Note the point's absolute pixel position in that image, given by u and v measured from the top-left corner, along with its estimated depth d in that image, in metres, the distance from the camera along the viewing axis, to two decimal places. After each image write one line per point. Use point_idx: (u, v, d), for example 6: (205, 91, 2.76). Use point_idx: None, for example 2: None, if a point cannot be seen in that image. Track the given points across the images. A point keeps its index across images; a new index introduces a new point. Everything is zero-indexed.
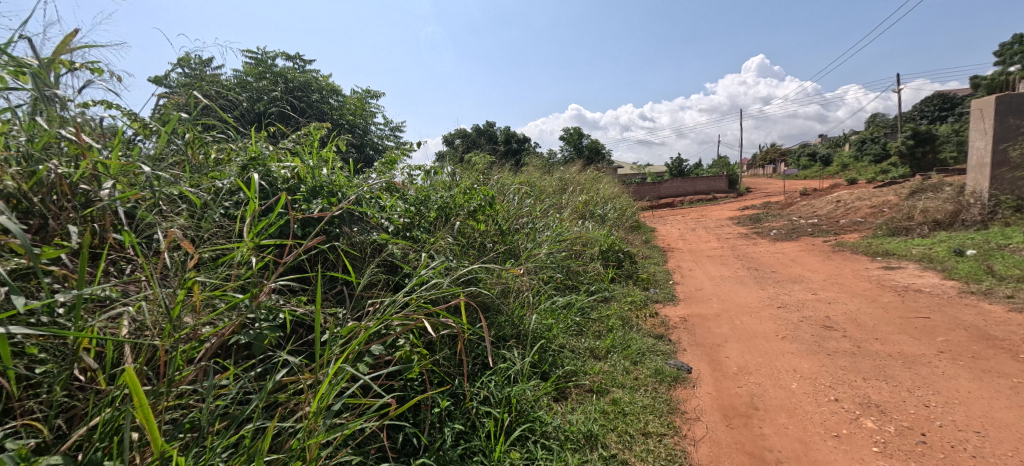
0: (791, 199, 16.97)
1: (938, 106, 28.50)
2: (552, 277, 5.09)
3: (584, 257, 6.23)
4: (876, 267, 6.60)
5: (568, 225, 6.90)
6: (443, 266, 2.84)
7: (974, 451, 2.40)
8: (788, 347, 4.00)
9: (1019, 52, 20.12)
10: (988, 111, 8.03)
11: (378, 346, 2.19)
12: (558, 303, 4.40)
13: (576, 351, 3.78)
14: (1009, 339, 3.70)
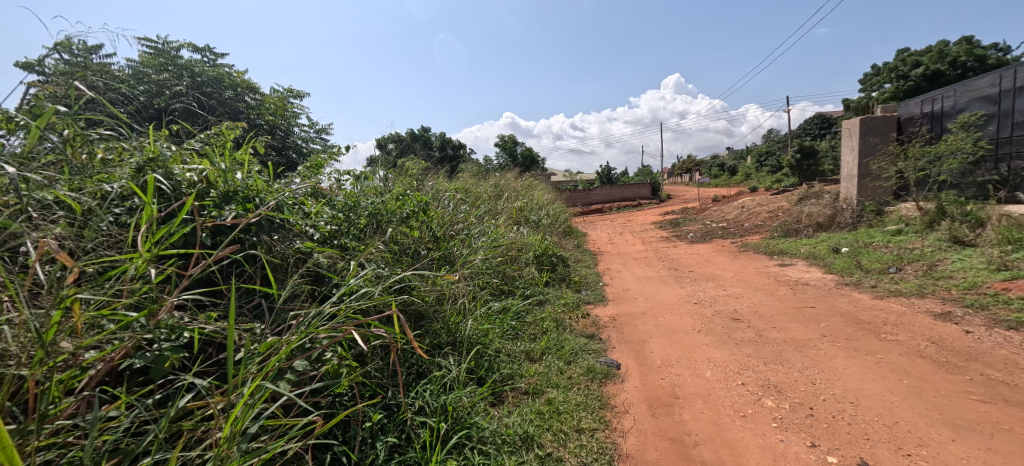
0: (704, 205, 18.63)
1: (818, 125, 32.94)
2: (489, 283, 5.14)
3: (519, 262, 6.36)
4: (773, 265, 7.47)
5: (503, 230, 7.00)
6: (373, 275, 2.75)
7: (849, 418, 2.82)
8: (703, 339, 4.40)
9: (876, 81, 23.86)
10: (855, 130, 9.45)
11: (301, 362, 2.04)
12: (493, 308, 4.45)
13: (513, 355, 3.86)
14: (873, 322, 4.38)
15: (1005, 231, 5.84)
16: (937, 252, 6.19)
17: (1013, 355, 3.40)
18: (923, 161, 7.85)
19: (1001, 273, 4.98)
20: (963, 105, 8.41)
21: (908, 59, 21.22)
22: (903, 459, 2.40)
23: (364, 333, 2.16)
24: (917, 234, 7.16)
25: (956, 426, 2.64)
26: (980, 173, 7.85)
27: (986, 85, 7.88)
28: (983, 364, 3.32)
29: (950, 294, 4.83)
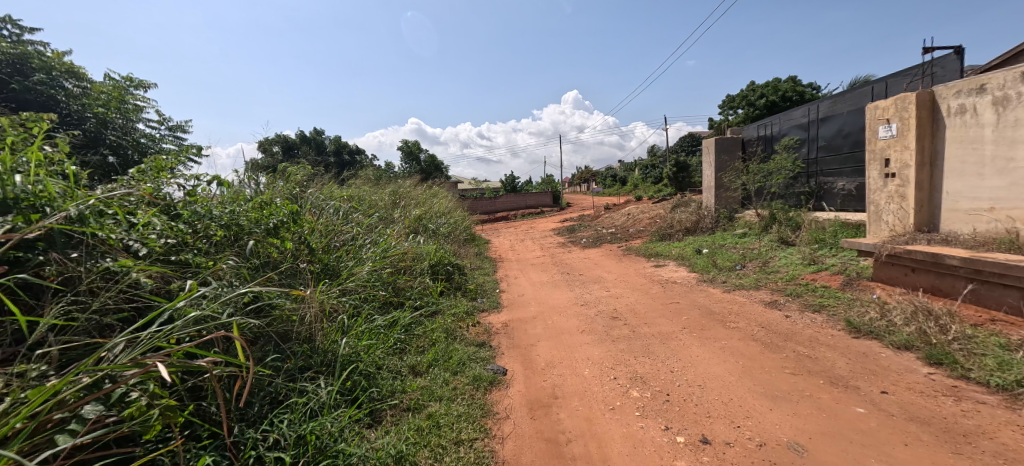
0: (598, 213, 20.07)
1: (689, 144, 37.65)
2: (376, 296, 4.86)
3: (411, 273, 6.14)
4: (649, 266, 8.29)
5: (397, 240, 6.73)
6: (209, 292, 2.49)
7: (697, 399, 3.20)
8: (585, 339, 4.68)
9: (729, 107, 28.04)
10: (711, 149, 10.98)
11: (93, 405, 1.76)
12: (378, 323, 4.22)
13: (398, 371, 3.68)
14: (722, 313, 5.05)
15: (814, 233, 7.18)
16: (769, 251, 7.39)
17: (815, 333, 4.14)
18: (759, 176, 9.36)
19: (811, 266, 6.09)
20: (784, 131, 10.16)
21: (754, 91, 25.26)
22: (733, 430, 2.75)
23: (179, 364, 1.89)
24: (756, 236, 8.51)
25: (774, 396, 3.11)
26: (797, 186, 9.51)
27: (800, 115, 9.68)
28: (797, 342, 3.99)
29: (778, 286, 5.77)
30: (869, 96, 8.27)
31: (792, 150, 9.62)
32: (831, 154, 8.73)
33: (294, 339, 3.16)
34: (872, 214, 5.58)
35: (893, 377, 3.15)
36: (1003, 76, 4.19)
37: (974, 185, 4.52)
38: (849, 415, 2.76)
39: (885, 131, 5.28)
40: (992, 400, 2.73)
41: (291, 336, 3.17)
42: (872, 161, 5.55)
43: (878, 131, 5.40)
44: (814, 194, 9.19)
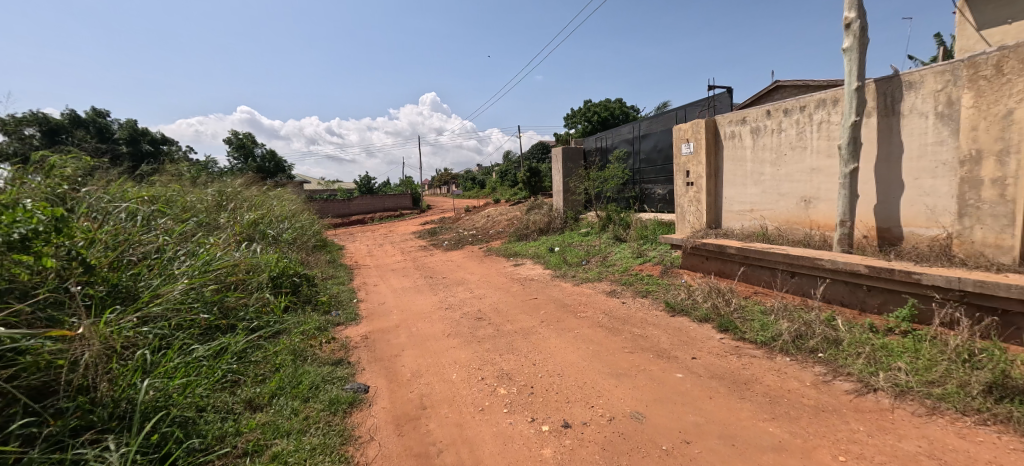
0: (459, 215, 20.42)
1: (539, 152, 40.82)
2: (195, 320, 4.05)
3: (242, 289, 5.23)
4: (509, 265, 8.79)
5: (225, 250, 5.74)
6: None
7: (555, 388, 3.55)
8: (451, 343, 4.74)
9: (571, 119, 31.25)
10: (558, 157, 12.13)
11: None
12: (199, 354, 3.56)
13: (228, 410, 3.21)
14: (573, 305, 5.66)
15: (639, 230, 8.50)
16: (607, 247, 8.50)
17: (644, 315, 4.95)
18: (597, 183, 10.75)
19: (639, 259, 7.23)
20: (614, 144, 11.74)
21: (591, 108, 28.66)
22: (589, 410, 3.14)
23: None
24: (597, 234, 9.71)
25: (618, 374, 3.64)
26: (625, 191, 11.10)
27: (626, 132, 11.30)
28: (632, 324, 4.71)
29: (615, 277, 6.70)
30: (673, 119, 10.07)
31: (621, 161, 11.17)
32: (649, 166, 10.40)
33: (63, 392, 2.53)
34: (679, 214, 6.86)
35: (699, 346, 3.96)
36: (757, 111, 5.55)
37: (741, 192, 5.91)
38: (673, 381, 3.37)
39: (687, 148, 6.55)
40: (759, 354, 3.63)
41: (57, 388, 2.54)
42: (678, 172, 6.83)
43: (681, 148, 6.69)
44: (638, 198, 10.86)
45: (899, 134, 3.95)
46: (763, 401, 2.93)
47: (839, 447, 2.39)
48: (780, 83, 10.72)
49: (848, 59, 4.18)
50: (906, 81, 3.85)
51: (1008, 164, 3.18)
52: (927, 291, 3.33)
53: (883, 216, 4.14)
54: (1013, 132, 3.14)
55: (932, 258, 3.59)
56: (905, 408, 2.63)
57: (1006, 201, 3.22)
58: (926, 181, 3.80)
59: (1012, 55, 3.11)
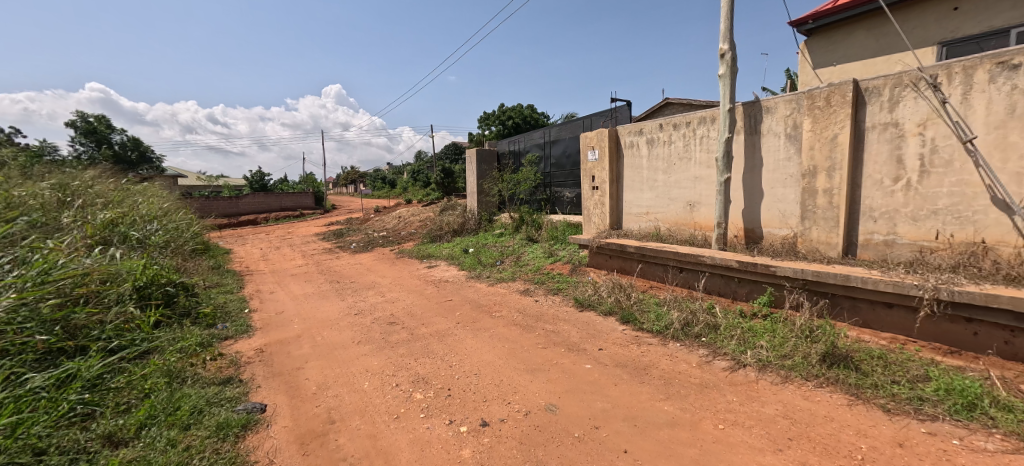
0: (368, 215, 19.57)
1: (452, 153, 40.59)
2: (27, 343, 3.29)
3: (96, 303, 4.27)
4: (422, 267, 8.66)
5: (71, 255, 4.68)
6: None
7: (472, 388, 3.55)
8: (361, 350, 4.53)
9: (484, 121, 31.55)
10: (473, 158, 12.26)
11: None
12: (34, 385, 2.89)
13: (78, 450, 2.64)
14: (488, 305, 5.79)
15: (550, 231, 8.94)
16: (520, 248, 8.81)
17: (555, 311, 5.26)
18: (510, 185, 11.29)
19: (550, 258, 7.61)
20: (526, 148, 12.13)
21: (503, 111, 29.25)
22: (506, 407, 3.20)
23: None
24: (510, 235, 10.01)
25: (532, 369, 3.81)
26: (537, 194, 11.55)
27: (537, 137, 11.74)
28: (544, 321, 4.97)
29: (528, 276, 6.99)
30: (581, 128, 10.71)
31: (532, 165, 11.58)
32: (558, 170, 10.91)
33: None
34: (585, 216, 7.36)
35: (604, 337, 4.33)
36: (651, 124, 6.19)
37: (639, 196, 6.53)
38: (582, 372, 3.66)
39: (593, 155, 7.07)
40: (654, 342, 4.08)
41: None
42: (585, 176, 7.33)
43: (587, 155, 7.20)
44: (549, 200, 11.36)
45: (760, 150, 4.70)
46: (659, 384, 3.32)
47: (719, 417, 2.81)
48: (670, 101, 11.89)
49: (723, 84, 4.86)
50: (765, 106, 4.60)
51: (835, 177, 3.97)
52: (781, 280, 4.01)
53: (749, 219, 4.88)
54: (837, 152, 3.93)
55: (784, 254, 4.34)
56: (766, 379, 3.17)
57: (833, 207, 4.00)
58: (779, 190, 4.58)
59: (836, 91, 3.90)
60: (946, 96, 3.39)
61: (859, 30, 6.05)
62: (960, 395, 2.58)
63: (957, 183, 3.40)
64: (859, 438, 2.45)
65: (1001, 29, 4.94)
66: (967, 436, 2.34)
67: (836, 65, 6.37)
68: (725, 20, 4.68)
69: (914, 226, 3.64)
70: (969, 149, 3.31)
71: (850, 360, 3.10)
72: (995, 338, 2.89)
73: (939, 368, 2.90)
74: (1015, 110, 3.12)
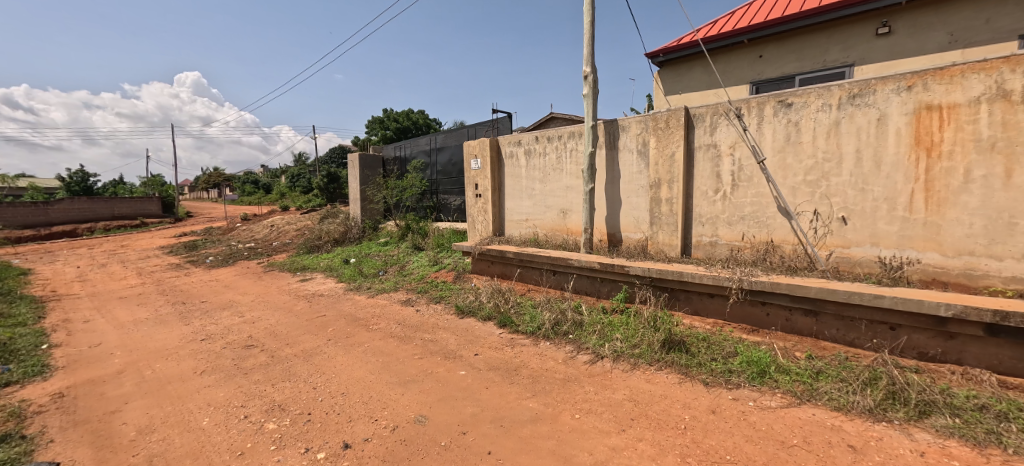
0: (233, 224, 17.27)
1: (336, 156, 37.84)
2: None
3: None
4: (294, 281, 7.91)
5: None
6: None
7: (337, 409, 3.29)
8: (205, 380, 3.94)
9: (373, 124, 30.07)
10: (356, 163, 11.70)
11: None
12: None
13: None
14: (365, 318, 5.48)
15: (435, 239, 8.80)
16: (404, 257, 8.56)
17: (436, 320, 5.22)
18: (395, 191, 10.97)
19: (434, 267, 7.53)
20: (413, 154, 11.74)
21: (392, 116, 28.25)
22: (372, 425, 3.02)
23: None
24: (395, 244, 9.65)
25: (405, 382, 3.68)
26: (424, 200, 11.13)
27: (424, 143, 11.55)
28: (423, 331, 4.89)
29: (411, 285, 6.81)
30: (466, 136, 10.80)
31: (419, 171, 11.31)
32: (444, 177, 10.75)
33: None
34: (470, 223, 7.47)
35: (481, 343, 4.42)
36: (528, 136, 6.52)
37: (518, 204, 6.81)
38: (456, 378, 3.68)
39: (475, 163, 7.21)
40: (528, 342, 4.30)
41: None
42: (468, 184, 7.44)
43: (471, 163, 7.32)
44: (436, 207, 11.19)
45: (618, 164, 5.28)
46: (527, 382, 3.50)
47: (577, 407, 3.08)
48: (554, 115, 12.62)
49: (587, 103, 5.35)
50: (621, 125, 5.19)
51: (674, 189, 4.65)
52: (634, 278, 4.54)
53: (611, 225, 5.43)
54: (674, 168, 4.61)
55: (638, 255, 4.94)
56: (618, 368, 3.56)
57: (673, 214, 4.68)
58: (633, 199, 5.18)
59: (672, 116, 4.58)
60: (746, 124, 4.20)
61: (696, 67, 7.15)
62: (756, 365, 3.20)
63: (756, 195, 4.21)
64: (684, 410, 2.89)
65: (790, 75, 6.26)
66: (759, 398, 2.92)
67: (680, 93, 7.42)
68: (587, 45, 5.17)
69: (729, 229, 4.42)
70: (762, 168, 4.14)
71: (683, 344, 3.64)
72: (781, 317, 3.63)
73: (744, 344, 3.56)
74: (790, 138, 3.97)
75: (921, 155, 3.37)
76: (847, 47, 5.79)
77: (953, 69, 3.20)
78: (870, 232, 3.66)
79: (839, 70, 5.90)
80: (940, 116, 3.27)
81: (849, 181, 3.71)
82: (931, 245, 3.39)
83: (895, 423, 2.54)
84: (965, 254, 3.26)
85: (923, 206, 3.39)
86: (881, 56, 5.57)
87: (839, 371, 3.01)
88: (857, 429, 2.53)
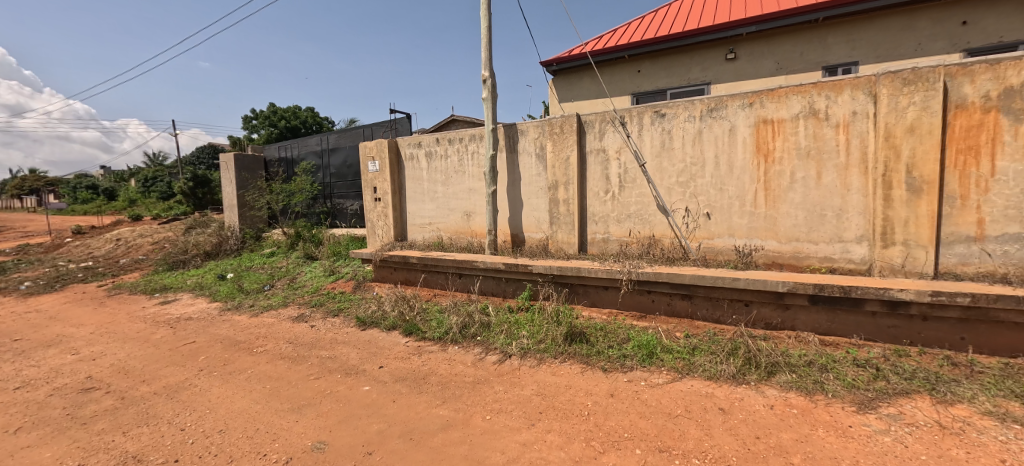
0: (61, 238, 14.06)
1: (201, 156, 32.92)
2: None
3: None
4: (151, 305, 6.69)
5: None
6: None
7: (215, 449, 2.88)
8: (24, 439, 3.15)
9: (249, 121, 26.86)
10: (231, 165, 10.31)
11: None
12: None
13: None
14: (248, 341, 4.86)
15: (331, 246, 8.12)
16: (296, 268, 7.79)
17: (335, 335, 4.85)
18: (281, 196, 9.86)
19: (330, 277, 6.99)
20: (300, 156, 10.57)
21: (271, 113, 25.49)
22: (260, 462, 2.70)
23: None
24: (283, 255, 8.69)
25: (298, 406, 3.35)
26: (316, 206, 10.28)
27: (314, 142, 10.37)
28: (320, 348, 4.50)
29: (304, 299, 6.22)
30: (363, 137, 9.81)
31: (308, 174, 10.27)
32: (339, 181, 9.86)
33: None
34: (369, 229, 7.09)
35: (386, 354, 4.22)
36: (429, 138, 6.38)
37: (420, 207, 6.63)
38: (359, 395, 3.46)
39: (373, 165, 6.86)
40: (435, 349, 4.22)
41: None
42: (366, 187, 7.05)
43: (368, 165, 6.94)
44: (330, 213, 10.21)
45: (518, 167, 5.46)
46: (436, 390, 3.45)
47: (487, 408, 3.12)
48: (457, 118, 12.47)
49: (486, 106, 5.43)
50: (520, 129, 5.37)
51: (570, 190, 4.96)
52: (536, 276, 4.74)
53: (513, 226, 5.59)
54: (570, 170, 4.93)
55: (539, 255, 5.17)
56: (526, 364, 3.69)
57: (570, 214, 5.00)
58: (533, 201, 5.40)
59: (566, 122, 4.91)
60: (629, 131, 4.66)
61: (586, 77, 7.70)
62: (645, 348, 3.57)
63: (639, 195, 4.69)
64: (586, 397, 3.11)
65: (663, 89, 7.07)
66: (648, 377, 3.27)
67: (572, 101, 7.92)
68: (485, 50, 5.24)
69: (619, 226, 4.86)
70: (643, 171, 4.63)
71: (583, 335, 3.91)
72: (664, 302, 4.10)
73: (635, 330, 3.95)
74: (664, 144, 4.50)
75: (761, 160, 4.07)
76: (705, 68, 6.73)
77: (780, 91, 3.93)
78: (728, 225, 4.31)
79: (700, 87, 6.82)
80: (773, 128, 3.99)
81: (711, 182, 4.33)
82: (771, 234, 4.11)
83: (751, 384, 3.04)
84: (794, 240, 4.02)
85: (763, 202, 4.11)
86: (731, 77, 6.59)
87: (709, 346, 3.50)
88: (725, 393, 2.97)
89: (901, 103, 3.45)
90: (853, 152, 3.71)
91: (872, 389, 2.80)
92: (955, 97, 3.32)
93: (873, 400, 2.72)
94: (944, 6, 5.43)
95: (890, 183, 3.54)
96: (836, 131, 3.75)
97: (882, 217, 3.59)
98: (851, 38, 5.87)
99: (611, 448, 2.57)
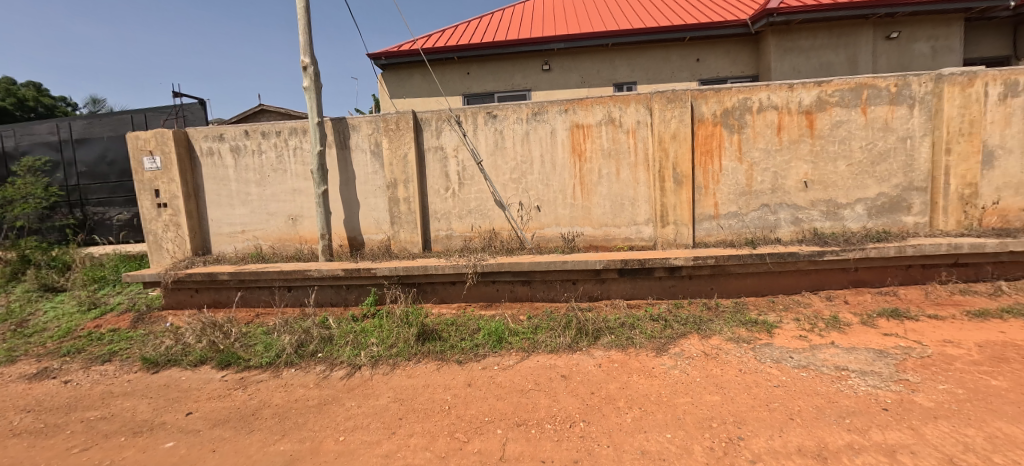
0: None
1: None
2: None
3: None
4: None
5: None
6: None
7: None
8: None
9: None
10: None
11: None
12: None
13: None
14: None
15: (87, 272, 6.01)
16: (27, 305, 5.44)
17: (109, 387, 3.63)
18: None
19: (91, 312, 5.17)
20: (26, 148, 7.66)
21: None
22: None
23: None
24: None
25: None
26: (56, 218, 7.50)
27: (45, 131, 7.65)
28: (84, 408, 3.32)
29: (51, 347, 4.45)
30: (131, 125, 7.62)
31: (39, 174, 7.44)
32: (94, 182, 7.48)
33: None
34: (150, 243, 5.48)
35: (194, 396, 3.40)
36: (234, 130, 5.28)
37: (227, 213, 5.48)
38: (157, 457, 2.69)
39: (153, 162, 5.28)
40: (265, 377, 3.59)
41: None
42: (141, 191, 5.42)
43: (143, 162, 5.33)
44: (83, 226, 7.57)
45: (352, 165, 5.03)
46: (272, 423, 2.95)
47: (339, 429, 2.83)
48: (265, 107, 10.65)
49: (309, 97, 4.83)
50: (350, 124, 4.96)
51: (409, 188, 4.86)
52: (380, 279, 4.49)
53: (349, 228, 5.14)
54: (408, 168, 4.83)
55: (382, 257, 4.91)
56: (378, 372, 3.49)
57: (411, 213, 4.90)
58: (370, 200, 5.06)
59: (402, 118, 4.77)
60: (464, 131, 4.82)
61: (417, 75, 7.59)
62: (494, 334, 3.80)
63: (478, 191, 4.91)
64: (444, 392, 3.14)
65: (491, 93, 7.57)
66: (500, 361, 3.50)
67: (405, 98, 7.69)
68: (303, 33, 4.64)
69: (460, 222, 4.99)
70: (480, 169, 4.86)
71: (434, 332, 3.90)
72: (507, 290, 4.42)
73: (483, 319, 4.14)
74: (497, 144, 4.81)
75: (576, 159, 4.76)
76: (526, 75, 7.46)
77: (587, 101, 4.64)
78: (554, 216, 4.89)
79: (524, 93, 7.57)
80: (584, 132, 4.70)
81: (538, 179, 4.84)
82: (586, 221, 4.85)
83: (584, 349, 3.57)
84: (603, 226, 4.84)
85: (580, 194, 4.81)
86: (547, 86, 7.47)
87: (549, 323, 3.95)
88: (566, 361, 3.42)
89: (667, 115, 4.50)
90: (639, 153, 4.67)
91: (665, 335, 3.63)
92: (697, 113, 4.51)
93: (665, 344, 3.53)
94: (686, 45, 7.26)
95: (663, 176, 4.60)
96: (627, 136, 4.66)
97: (660, 203, 4.64)
98: (632, 63, 7.34)
99: (474, 435, 2.66)
